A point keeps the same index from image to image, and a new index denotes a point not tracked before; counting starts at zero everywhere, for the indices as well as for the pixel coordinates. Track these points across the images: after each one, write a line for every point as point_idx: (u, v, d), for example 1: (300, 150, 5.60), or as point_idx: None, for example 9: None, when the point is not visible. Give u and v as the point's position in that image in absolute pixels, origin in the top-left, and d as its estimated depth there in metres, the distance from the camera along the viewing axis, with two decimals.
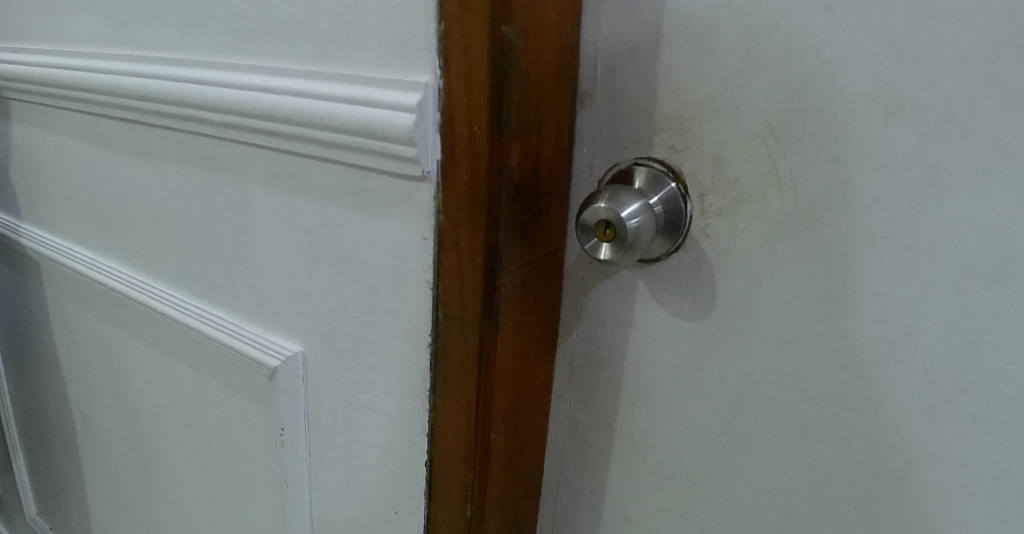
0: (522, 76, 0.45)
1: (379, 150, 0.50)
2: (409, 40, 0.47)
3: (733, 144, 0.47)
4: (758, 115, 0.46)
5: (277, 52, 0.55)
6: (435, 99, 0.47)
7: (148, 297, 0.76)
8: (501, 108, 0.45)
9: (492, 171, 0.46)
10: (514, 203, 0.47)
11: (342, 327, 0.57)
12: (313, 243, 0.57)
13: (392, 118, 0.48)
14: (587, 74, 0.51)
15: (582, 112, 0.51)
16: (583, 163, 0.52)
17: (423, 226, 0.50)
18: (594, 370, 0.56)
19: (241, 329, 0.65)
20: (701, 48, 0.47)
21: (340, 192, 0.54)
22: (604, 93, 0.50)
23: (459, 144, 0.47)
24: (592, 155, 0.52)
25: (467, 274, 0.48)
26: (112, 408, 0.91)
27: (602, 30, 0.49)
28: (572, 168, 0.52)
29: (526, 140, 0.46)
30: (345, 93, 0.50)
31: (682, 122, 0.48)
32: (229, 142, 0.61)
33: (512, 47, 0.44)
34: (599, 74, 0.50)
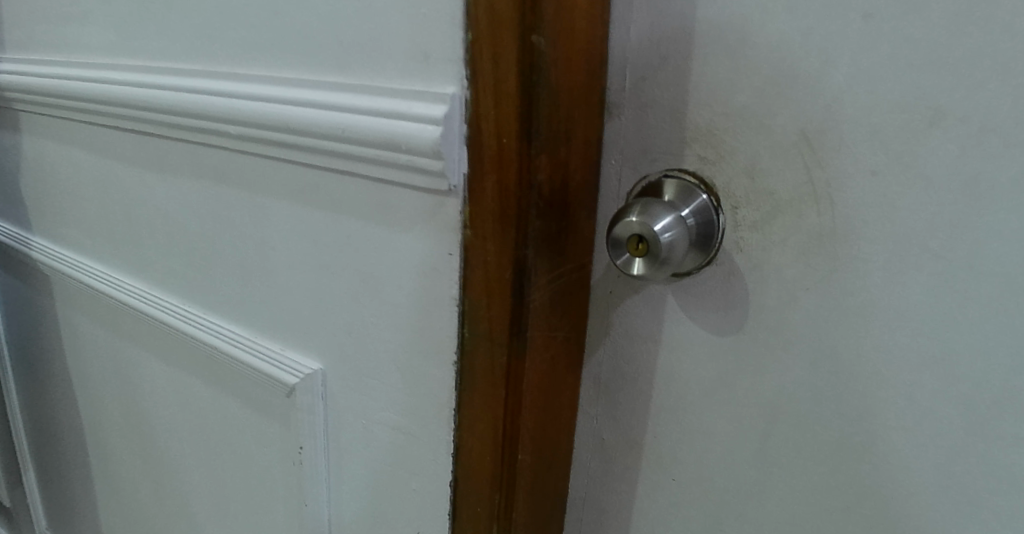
0: (552, 86, 0.43)
1: (403, 164, 0.48)
2: (435, 50, 0.46)
3: (766, 155, 0.46)
4: (794, 126, 0.45)
5: (297, 64, 0.54)
6: (461, 111, 0.46)
7: (162, 311, 0.75)
8: (531, 120, 0.43)
9: (521, 184, 0.45)
10: (544, 217, 0.45)
11: (362, 343, 0.56)
12: (333, 258, 0.56)
13: (418, 131, 0.47)
14: (616, 83, 0.49)
15: (610, 122, 0.50)
16: (611, 174, 0.51)
17: (448, 241, 0.49)
18: (622, 386, 0.54)
19: (258, 345, 0.64)
20: (735, 56, 0.46)
21: (362, 207, 0.53)
22: (633, 103, 0.49)
23: (488, 157, 0.45)
24: (621, 167, 0.50)
25: (495, 290, 0.47)
26: (125, 424, 0.90)
27: (632, 39, 0.48)
28: (600, 179, 0.51)
29: (556, 152, 0.45)
30: (368, 105, 0.49)
31: (715, 132, 0.47)
32: (248, 156, 0.60)
33: (542, 58, 0.43)
34: (627, 84, 0.49)
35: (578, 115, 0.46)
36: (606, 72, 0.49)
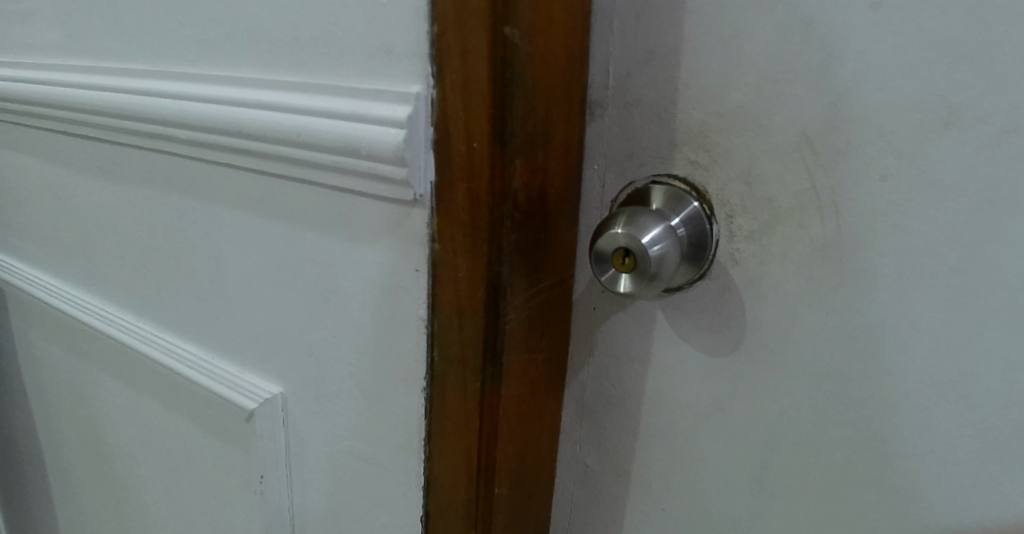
0: (527, 84, 0.39)
1: (364, 171, 0.43)
2: (397, 45, 0.41)
3: (763, 158, 0.42)
4: (794, 127, 0.41)
5: (249, 62, 0.49)
6: (428, 112, 0.41)
7: (116, 329, 0.70)
8: (505, 122, 0.39)
9: (494, 192, 0.40)
10: (520, 228, 0.41)
11: (326, 366, 0.51)
12: (292, 274, 0.51)
13: (379, 135, 0.41)
14: (598, 81, 0.45)
15: (591, 123, 0.46)
16: (594, 181, 0.46)
17: (416, 256, 0.44)
18: (607, 410, 0.50)
19: (215, 367, 0.60)
20: (729, 50, 0.41)
21: (321, 218, 0.48)
22: (617, 103, 0.45)
23: (457, 163, 0.41)
24: (605, 172, 0.46)
25: (467, 310, 0.43)
26: (82, 446, 0.85)
27: (615, 32, 0.44)
28: (582, 186, 0.47)
29: (532, 157, 0.41)
30: (325, 107, 0.44)
31: (707, 135, 0.43)
32: (201, 162, 0.55)
33: (516, 52, 0.38)
34: (611, 82, 0.45)
35: (557, 115, 0.42)
36: (587, 69, 0.45)
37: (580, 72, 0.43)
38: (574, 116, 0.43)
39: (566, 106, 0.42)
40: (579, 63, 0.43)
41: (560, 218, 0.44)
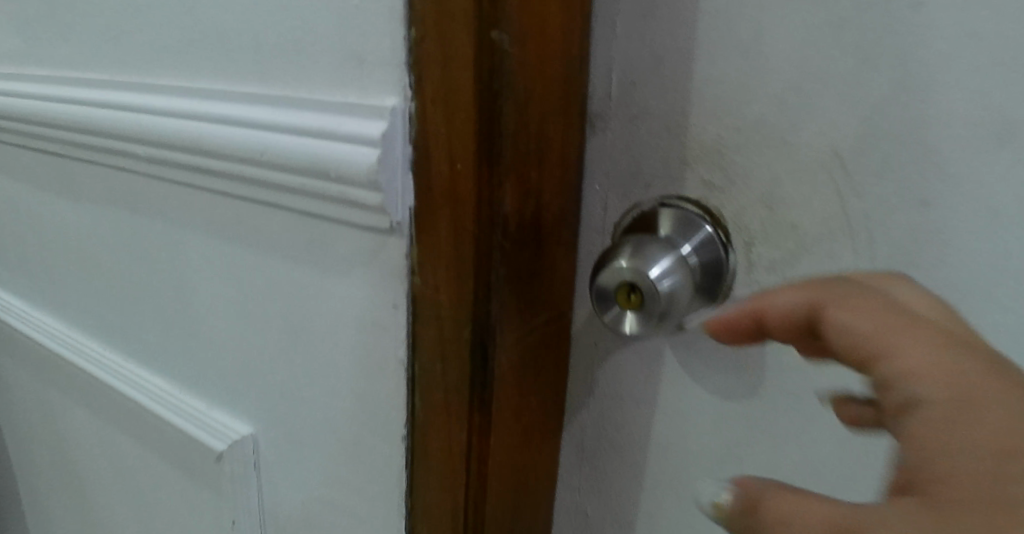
0: (518, 95, 0.34)
1: (334, 195, 0.38)
2: (369, 52, 0.36)
3: (788, 178, 0.37)
4: (823, 144, 0.36)
5: (212, 72, 0.44)
6: (404, 129, 0.36)
7: (80, 357, 0.65)
8: (493, 140, 0.34)
9: (480, 220, 0.35)
10: (512, 259, 0.36)
11: (299, 406, 0.46)
12: (260, 305, 0.46)
13: (349, 154, 0.36)
14: (599, 91, 0.40)
15: (591, 138, 0.41)
16: (596, 202, 0.41)
17: (393, 291, 0.39)
18: (610, 456, 0.45)
19: (182, 403, 0.55)
20: (748, 57, 0.36)
21: (290, 246, 0.43)
22: (621, 115, 0.40)
23: (438, 186, 0.36)
24: (607, 192, 0.41)
25: (451, 352, 0.38)
26: (56, 476, 0.80)
27: (619, 36, 0.39)
28: (582, 208, 0.42)
29: (524, 177, 0.36)
30: (290, 122, 0.39)
31: (723, 152, 0.38)
32: (165, 181, 0.50)
33: (505, 60, 0.33)
34: (614, 92, 0.40)
35: (552, 130, 0.37)
36: (587, 77, 0.39)
37: (579, 81, 0.38)
38: (572, 130, 0.38)
39: (562, 120, 0.37)
40: (578, 71, 0.38)
41: (556, 245, 0.39)
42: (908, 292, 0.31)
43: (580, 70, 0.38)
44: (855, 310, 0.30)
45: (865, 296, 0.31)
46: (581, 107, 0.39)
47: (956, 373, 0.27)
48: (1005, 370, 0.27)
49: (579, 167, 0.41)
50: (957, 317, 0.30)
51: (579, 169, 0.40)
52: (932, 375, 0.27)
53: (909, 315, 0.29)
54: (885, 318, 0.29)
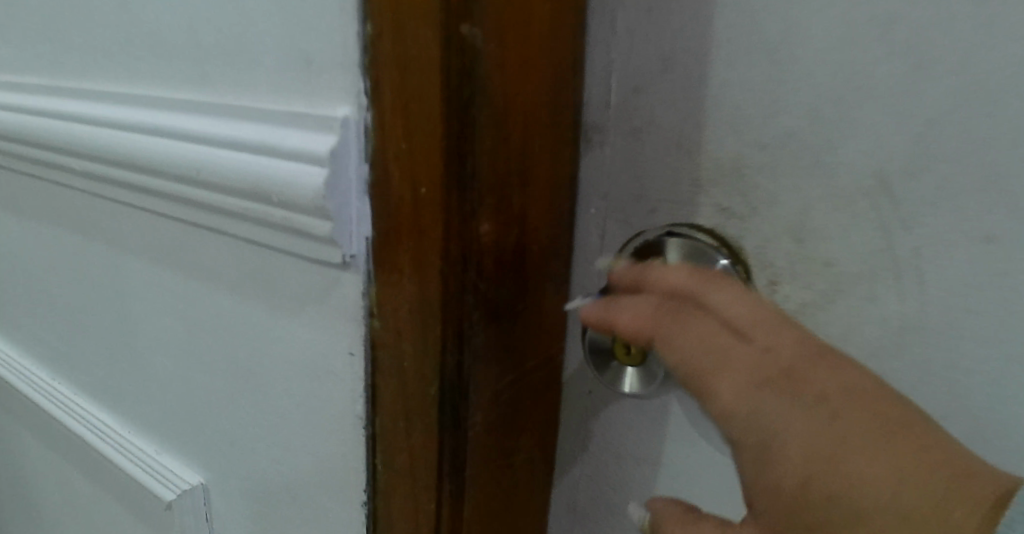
0: (494, 103, 0.28)
1: (279, 223, 0.32)
2: (318, 52, 0.30)
3: (821, 204, 0.31)
4: (865, 165, 0.30)
5: (142, 73, 0.38)
6: (359, 144, 0.30)
7: (25, 385, 0.58)
8: (465, 159, 0.28)
9: (450, 255, 0.29)
10: (487, 300, 0.30)
11: (250, 458, 0.40)
12: (205, 343, 0.40)
13: (293, 173, 0.30)
14: (597, 99, 0.34)
15: (587, 154, 0.34)
16: (591, 229, 0.35)
17: (349, 335, 0.33)
18: (606, 521, 0.39)
19: (128, 444, 0.49)
20: (775, 59, 0.30)
21: (234, 277, 0.37)
22: (622, 128, 0.34)
23: (399, 214, 0.29)
24: (605, 217, 0.34)
25: (417, 410, 0.31)
26: (13, 506, 0.74)
27: (621, 34, 0.33)
28: (574, 235, 0.35)
29: (502, 202, 0.30)
30: (226, 135, 0.33)
31: (743, 172, 0.32)
32: (100, 198, 0.44)
33: (480, 62, 0.27)
34: (615, 100, 0.33)
35: (537, 146, 0.31)
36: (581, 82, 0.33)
37: (570, 87, 0.32)
38: (562, 146, 0.32)
39: (549, 133, 0.31)
40: (568, 76, 0.32)
41: (543, 281, 0.33)
42: (719, 294, 0.27)
43: (569, 74, 0.32)
44: (698, 335, 0.26)
45: (674, 314, 0.27)
46: (573, 118, 0.33)
47: (765, 415, 0.24)
48: (809, 394, 0.24)
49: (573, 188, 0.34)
50: (771, 317, 0.26)
51: (571, 190, 0.34)
52: (745, 417, 0.25)
53: (711, 347, 0.26)
54: (691, 346, 0.26)
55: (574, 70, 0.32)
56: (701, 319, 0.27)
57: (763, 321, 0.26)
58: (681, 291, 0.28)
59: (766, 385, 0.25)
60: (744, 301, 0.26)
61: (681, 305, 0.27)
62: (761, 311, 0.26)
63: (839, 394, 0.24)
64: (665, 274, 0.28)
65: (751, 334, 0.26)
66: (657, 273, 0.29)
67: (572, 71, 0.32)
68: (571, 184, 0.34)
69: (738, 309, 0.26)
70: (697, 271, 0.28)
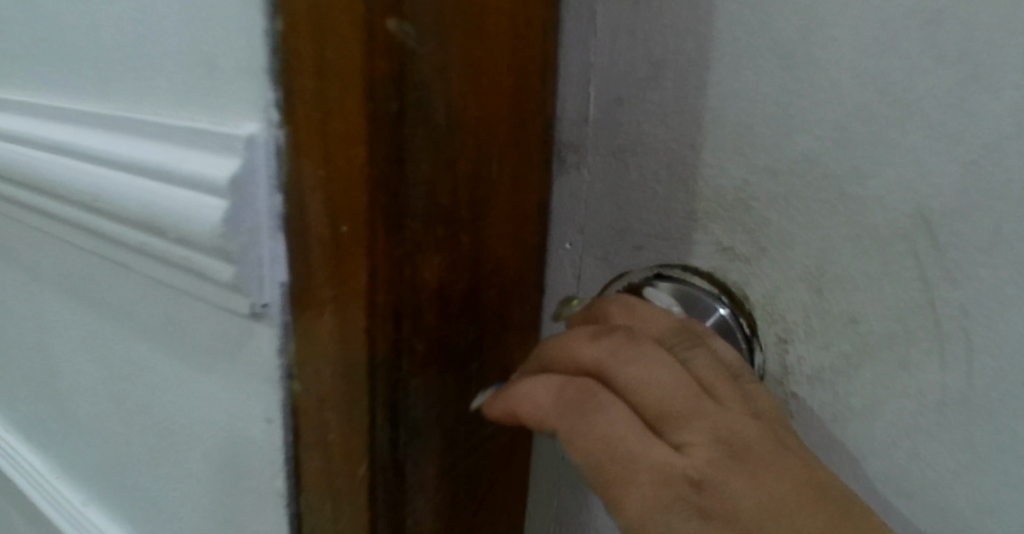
0: (436, 121, 0.23)
1: (179, 262, 0.26)
2: (220, 54, 0.24)
3: (844, 245, 0.25)
4: (901, 199, 0.24)
5: (41, 76, 0.32)
6: (270, 168, 0.24)
7: None
8: (398, 190, 0.22)
9: (377, 310, 0.23)
10: (426, 363, 0.24)
11: (174, 524, 0.34)
12: (120, 389, 0.34)
13: (191, 206, 0.24)
14: (572, 112, 0.28)
15: (562, 178, 0.28)
16: (565, 267, 0.29)
17: (265, 398, 0.27)
18: None
19: (50, 493, 0.43)
20: (792, 67, 0.24)
21: (144, 318, 0.31)
22: (603, 147, 0.28)
23: (319, 257, 0.24)
24: (582, 254, 0.29)
25: (343, 497, 0.25)
26: None
27: (600, 33, 0.27)
28: (546, 274, 0.29)
29: (446, 244, 0.24)
30: (121, 154, 0.27)
31: (748, 204, 0.26)
32: (13, 220, 0.38)
33: (415, 67, 0.22)
34: (593, 113, 0.27)
35: (493, 172, 0.25)
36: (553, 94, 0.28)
37: (539, 99, 0.26)
38: (527, 171, 0.26)
39: (510, 154, 0.26)
40: (535, 85, 0.26)
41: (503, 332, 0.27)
42: (633, 379, 0.22)
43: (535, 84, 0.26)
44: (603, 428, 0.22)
45: (580, 399, 0.22)
46: (542, 136, 0.27)
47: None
48: (722, 512, 0.21)
49: (542, 220, 0.28)
50: (688, 409, 0.22)
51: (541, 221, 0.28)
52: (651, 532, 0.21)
53: (620, 452, 0.22)
54: (596, 445, 0.22)
55: (543, 79, 0.26)
56: (612, 409, 0.22)
57: (681, 414, 0.22)
58: (588, 367, 0.23)
59: (680, 499, 0.21)
60: (657, 387, 0.22)
61: (586, 386, 0.22)
62: (677, 401, 0.22)
63: (751, 510, 0.21)
64: (564, 344, 0.23)
65: (667, 433, 0.22)
66: (562, 345, 0.23)
67: (540, 80, 0.26)
68: (541, 215, 0.28)
69: (653, 400, 0.22)
70: (603, 341, 0.23)
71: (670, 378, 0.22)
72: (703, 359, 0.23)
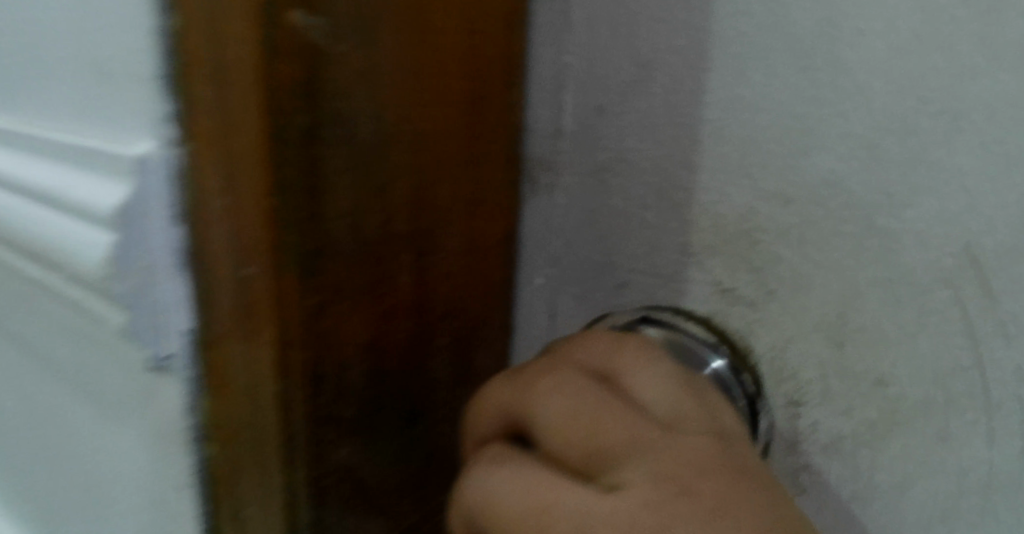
0: (357, 134, 0.18)
1: (77, 302, 0.22)
2: (106, 53, 0.20)
3: (872, 290, 0.20)
4: (947, 235, 0.19)
5: None
6: (160, 192, 0.19)
7: None
8: (305, 223, 0.18)
9: (290, 374, 0.18)
10: (355, 428, 0.20)
11: None
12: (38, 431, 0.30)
13: (80, 238, 0.20)
14: (545, 121, 0.23)
15: (530, 203, 0.24)
16: (537, 305, 0.25)
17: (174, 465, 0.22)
18: None
19: None
20: (810, 69, 0.20)
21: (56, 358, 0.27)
22: (582, 167, 0.23)
23: (221, 301, 0.19)
24: (557, 289, 0.24)
25: None
26: None
27: (576, 28, 0.22)
28: (516, 314, 0.25)
29: (379, 287, 0.20)
30: (17, 172, 0.23)
31: (756, 236, 0.21)
32: None
33: (325, 67, 0.17)
34: (569, 124, 0.23)
35: (438, 198, 0.21)
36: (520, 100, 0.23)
37: (501, 108, 0.22)
38: (484, 195, 0.22)
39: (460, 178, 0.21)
40: (497, 91, 0.22)
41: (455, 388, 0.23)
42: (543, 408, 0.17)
43: (496, 89, 0.22)
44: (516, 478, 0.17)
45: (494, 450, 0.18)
46: (507, 153, 0.23)
47: None
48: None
49: (507, 253, 0.24)
50: (626, 442, 0.16)
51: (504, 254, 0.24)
52: None
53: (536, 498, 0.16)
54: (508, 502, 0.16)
55: (508, 83, 0.22)
56: (533, 466, 0.17)
57: (620, 450, 0.16)
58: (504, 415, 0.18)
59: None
60: (586, 425, 0.17)
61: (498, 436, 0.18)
62: (611, 434, 0.16)
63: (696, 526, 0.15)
64: (486, 399, 0.19)
65: (606, 478, 0.16)
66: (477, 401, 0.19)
67: (506, 85, 0.22)
68: (505, 246, 0.24)
69: (584, 443, 0.17)
70: (521, 382, 0.18)
71: (602, 409, 0.17)
72: (654, 379, 0.18)
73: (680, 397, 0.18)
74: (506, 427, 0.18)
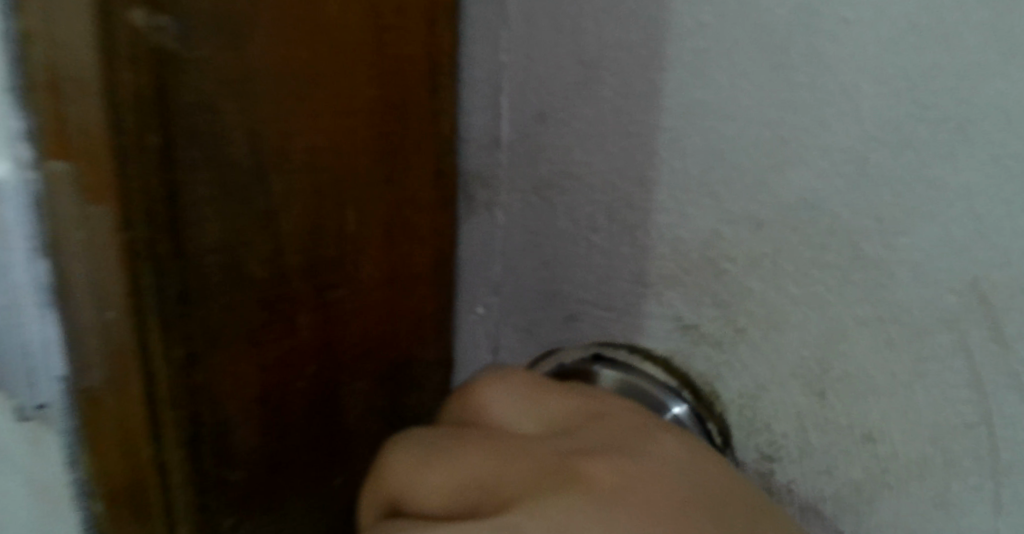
0: (229, 154, 0.16)
1: None
2: None
3: (860, 332, 0.17)
4: (954, 269, 0.16)
5: None
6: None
7: None
8: (176, 261, 0.15)
9: (168, 445, 0.16)
10: (250, 494, 0.18)
11: None
12: None
13: None
14: (486, 134, 0.22)
15: (468, 220, 0.23)
16: (479, 333, 0.23)
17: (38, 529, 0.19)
18: None
19: None
20: (781, 70, 0.17)
21: None
22: (525, 183, 0.21)
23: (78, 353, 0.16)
24: (500, 316, 0.23)
25: None
26: None
27: (517, 30, 0.20)
28: (456, 342, 0.24)
29: (270, 329, 0.18)
30: None
31: (724, 266, 0.19)
32: None
33: (178, 75, 0.15)
34: (511, 136, 0.21)
35: (352, 222, 0.19)
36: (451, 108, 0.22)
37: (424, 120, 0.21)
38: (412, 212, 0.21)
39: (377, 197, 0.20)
40: (424, 102, 0.21)
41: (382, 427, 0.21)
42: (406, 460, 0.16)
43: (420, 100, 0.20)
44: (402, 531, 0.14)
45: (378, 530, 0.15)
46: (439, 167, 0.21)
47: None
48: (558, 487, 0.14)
49: (443, 272, 0.23)
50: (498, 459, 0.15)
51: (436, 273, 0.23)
52: None
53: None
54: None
55: (432, 91, 0.21)
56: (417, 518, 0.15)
57: (493, 459, 0.15)
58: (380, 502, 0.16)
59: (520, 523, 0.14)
60: (455, 463, 0.15)
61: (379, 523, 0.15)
62: (482, 460, 0.15)
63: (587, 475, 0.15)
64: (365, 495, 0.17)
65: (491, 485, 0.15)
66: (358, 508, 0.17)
67: (430, 93, 0.21)
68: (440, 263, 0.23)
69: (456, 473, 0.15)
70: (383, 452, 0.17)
71: (471, 452, 0.16)
72: (509, 403, 0.17)
73: (542, 413, 0.17)
74: (381, 506, 0.16)
